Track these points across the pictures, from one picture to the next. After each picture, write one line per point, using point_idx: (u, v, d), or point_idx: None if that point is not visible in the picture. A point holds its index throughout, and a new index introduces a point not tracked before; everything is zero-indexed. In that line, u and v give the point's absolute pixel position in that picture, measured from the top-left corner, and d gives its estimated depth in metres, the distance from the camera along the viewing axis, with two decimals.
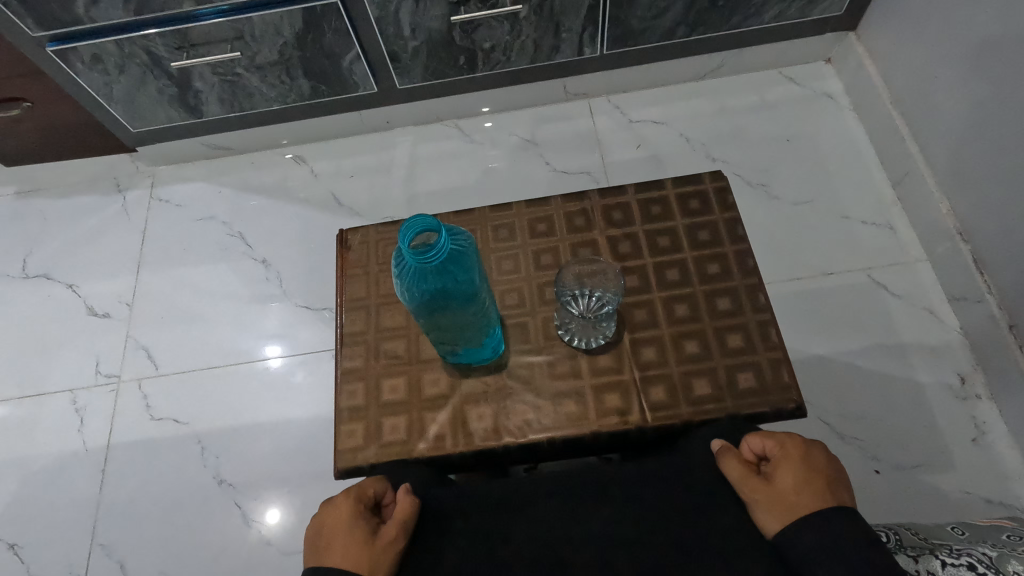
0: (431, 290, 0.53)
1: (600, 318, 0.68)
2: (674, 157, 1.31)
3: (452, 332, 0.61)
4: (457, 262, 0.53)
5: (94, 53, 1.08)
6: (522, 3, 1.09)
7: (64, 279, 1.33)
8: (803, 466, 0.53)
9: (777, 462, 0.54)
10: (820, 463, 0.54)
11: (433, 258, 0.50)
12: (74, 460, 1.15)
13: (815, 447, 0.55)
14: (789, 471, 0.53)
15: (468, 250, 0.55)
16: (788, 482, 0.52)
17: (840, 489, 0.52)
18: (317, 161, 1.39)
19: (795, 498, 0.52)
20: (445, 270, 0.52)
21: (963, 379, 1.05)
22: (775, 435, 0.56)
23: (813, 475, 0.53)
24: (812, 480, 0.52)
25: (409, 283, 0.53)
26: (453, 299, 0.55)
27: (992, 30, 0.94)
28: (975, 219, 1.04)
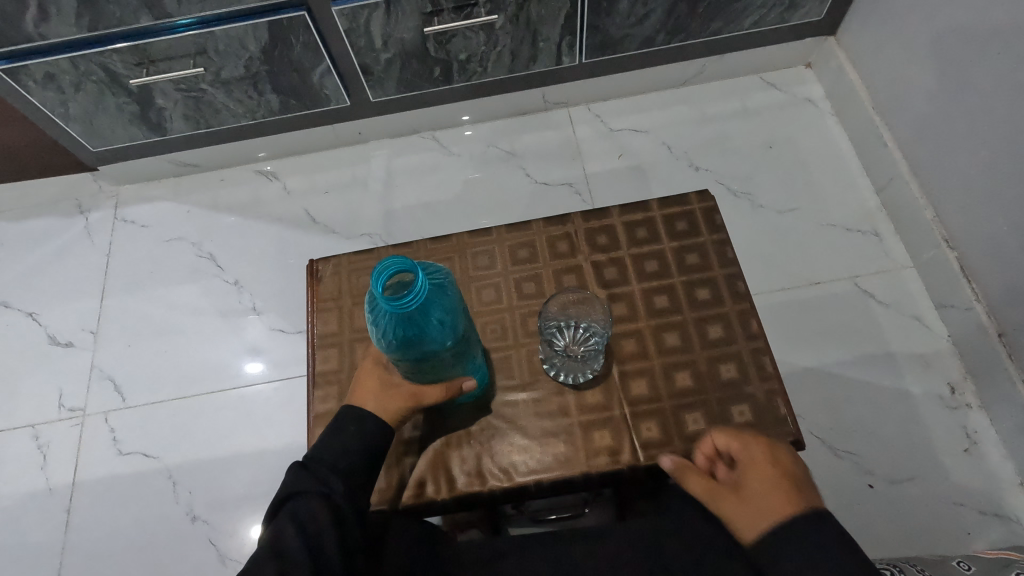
0: (410, 334, 0.49)
1: (588, 351, 0.66)
2: (656, 167, 1.28)
3: (430, 373, 0.57)
4: (435, 303, 0.50)
5: (47, 71, 1.02)
6: (497, 12, 1.06)
7: (22, 307, 1.26)
8: (768, 468, 0.51)
9: (743, 467, 0.52)
10: (785, 462, 0.51)
11: (411, 303, 0.47)
12: (37, 500, 1.09)
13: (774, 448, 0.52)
14: (754, 476, 0.50)
15: (445, 288, 0.52)
16: (746, 483, 0.50)
17: (807, 488, 0.49)
18: (289, 177, 1.34)
19: (761, 504, 0.49)
20: (425, 313, 0.49)
21: (953, 389, 1.04)
22: (741, 438, 0.54)
23: (777, 475, 0.50)
24: (778, 481, 0.49)
25: (386, 329, 0.49)
26: (433, 341, 0.51)
27: (974, 36, 0.92)
28: (960, 225, 1.03)
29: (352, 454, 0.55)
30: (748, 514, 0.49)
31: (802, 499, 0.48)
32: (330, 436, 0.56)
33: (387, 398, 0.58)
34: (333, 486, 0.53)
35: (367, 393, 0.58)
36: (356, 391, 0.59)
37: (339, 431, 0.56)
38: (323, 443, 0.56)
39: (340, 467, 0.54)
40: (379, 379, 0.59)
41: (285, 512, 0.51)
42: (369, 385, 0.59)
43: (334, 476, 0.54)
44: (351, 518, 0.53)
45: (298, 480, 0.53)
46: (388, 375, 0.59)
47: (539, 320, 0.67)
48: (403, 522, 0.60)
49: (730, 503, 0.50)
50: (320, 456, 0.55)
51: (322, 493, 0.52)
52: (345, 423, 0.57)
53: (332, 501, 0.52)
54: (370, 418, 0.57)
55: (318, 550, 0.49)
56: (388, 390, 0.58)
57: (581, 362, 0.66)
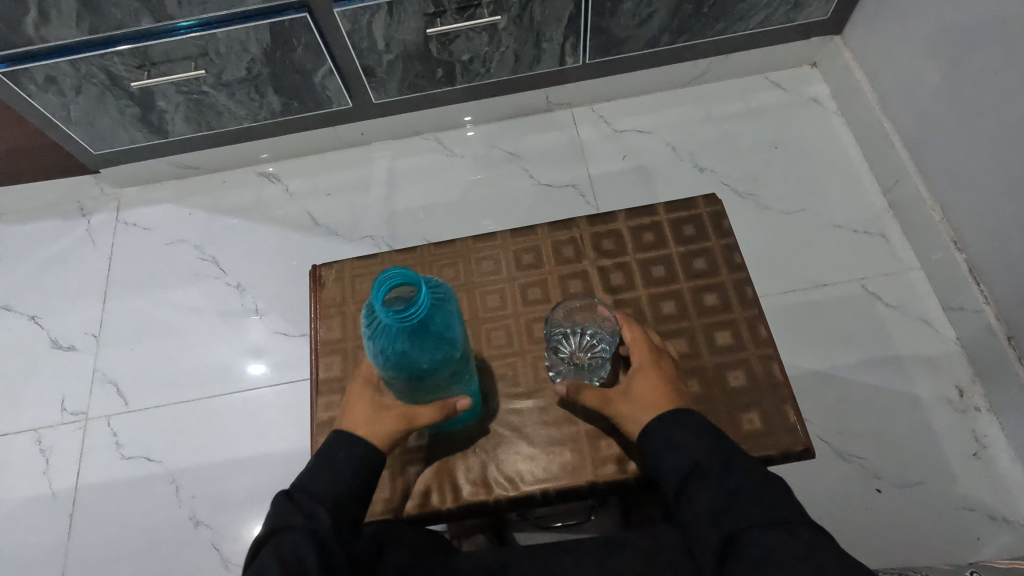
0: (410, 348, 0.49)
1: (595, 359, 0.65)
2: (661, 168, 1.27)
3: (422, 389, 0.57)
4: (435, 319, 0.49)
5: (47, 74, 1.01)
6: (501, 13, 1.05)
7: (25, 310, 1.26)
8: (655, 370, 0.59)
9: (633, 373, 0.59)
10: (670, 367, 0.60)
11: (414, 316, 0.46)
12: (40, 504, 1.09)
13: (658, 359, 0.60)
14: (646, 376, 0.58)
15: (446, 303, 0.51)
16: (641, 391, 0.57)
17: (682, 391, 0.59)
18: (292, 179, 1.34)
19: (648, 397, 0.57)
20: (426, 327, 0.48)
21: (962, 392, 1.03)
22: (637, 336, 0.61)
23: (665, 379, 0.58)
24: (662, 383, 0.58)
25: (386, 342, 0.48)
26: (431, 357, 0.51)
27: (983, 35, 0.91)
28: (968, 227, 1.02)
29: (339, 485, 0.54)
30: (634, 405, 0.57)
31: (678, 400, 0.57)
32: (317, 471, 0.55)
33: (376, 421, 0.57)
34: (318, 516, 0.51)
35: (356, 418, 0.58)
36: (346, 417, 0.59)
37: (327, 464, 0.55)
38: (310, 478, 0.54)
39: (328, 500, 0.52)
40: (368, 403, 0.58)
41: (268, 546, 0.48)
42: (359, 410, 0.58)
43: (322, 506, 0.52)
44: (338, 547, 0.49)
45: (282, 513, 0.51)
46: (379, 399, 0.58)
47: (545, 327, 0.67)
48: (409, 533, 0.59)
49: (620, 393, 0.58)
50: (306, 492, 0.53)
51: (307, 522, 0.50)
52: (332, 457, 0.55)
53: (317, 530, 0.49)
54: (357, 443, 0.56)
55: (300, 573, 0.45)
56: (378, 414, 0.57)
57: (587, 369, 0.65)
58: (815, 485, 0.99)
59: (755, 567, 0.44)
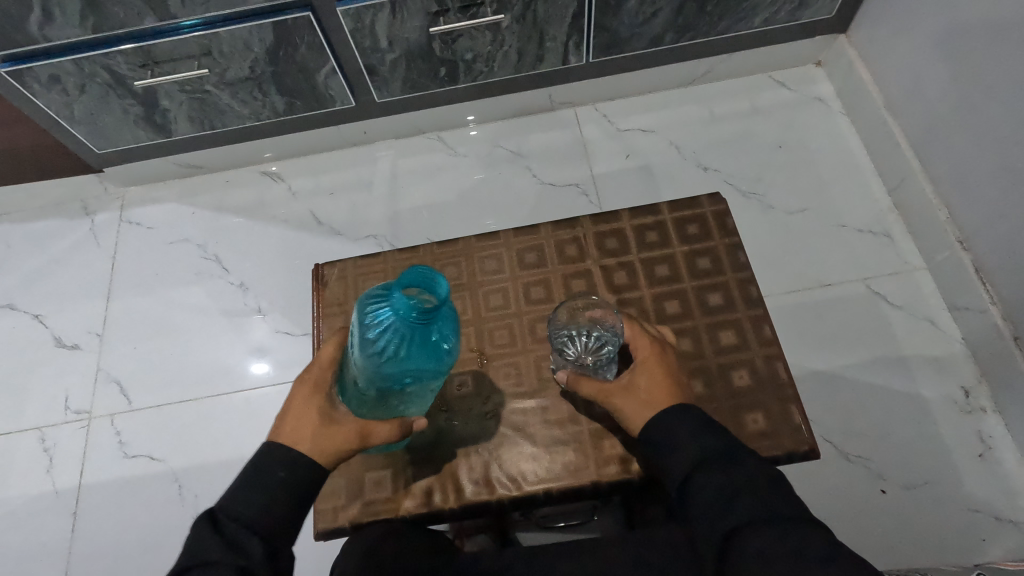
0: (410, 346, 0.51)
1: (603, 358, 0.63)
2: (664, 168, 1.27)
3: (387, 397, 0.58)
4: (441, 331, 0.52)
5: (51, 74, 1.02)
6: (504, 12, 1.05)
7: (29, 309, 1.26)
8: (659, 364, 0.58)
9: (637, 365, 0.58)
10: (675, 361, 0.59)
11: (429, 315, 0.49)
12: (44, 502, 1.09)
13: (666, 352, 0.59)
14: (650, 369, 0.58)
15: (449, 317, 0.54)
16: (643, 383, 0.57)
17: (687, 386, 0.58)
18: (294, 178, 1.34)
19: (649, 391, 0.56)
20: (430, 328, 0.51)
21: (967, 392, 1.02)
22: (640, 329, 0.61)
23: (670, 373, 0.58)
24: (667, 378, 0.57)
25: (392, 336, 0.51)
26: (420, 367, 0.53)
27: (989, 34, 0.91)
28: (974, 227, 1.02)
29: (273, 514, 0.51)
30: (637, 399, 0.56)
31: (682, 395, 0.57)
32: (248, 490, 0.51)
33: (325, 437, 0.54)
34: (248, 551, 0.49)
35: (305, 432, 0.54)
36: (290, 427, 0.55)
37: (259, 484, 0.52)
38: (240, 499, 0.51)
39: (257, 530, 0.50)
40: (319, 416, 0.55)
41: None
42: (306, 422, 0.55)
43: (252, 538, 0.50)
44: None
45: (205, 545, 0.48)
46: (330, 411, 0.56)
47: (549, 329, 0.66)
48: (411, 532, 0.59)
49: (623, 386, 0.57)
50: (234, 517, 0.50)
51: (233, 559, 0.48)
52: (267, 476, 0.52)
53: (244, 566, 0.48)
54: (301, 463, 0.53)
55: None
56: (330, 429, 0.55)
57: (596, 368, 0.63)
58: (818, 486, 0.99)
59: (758, 570, 0.44)
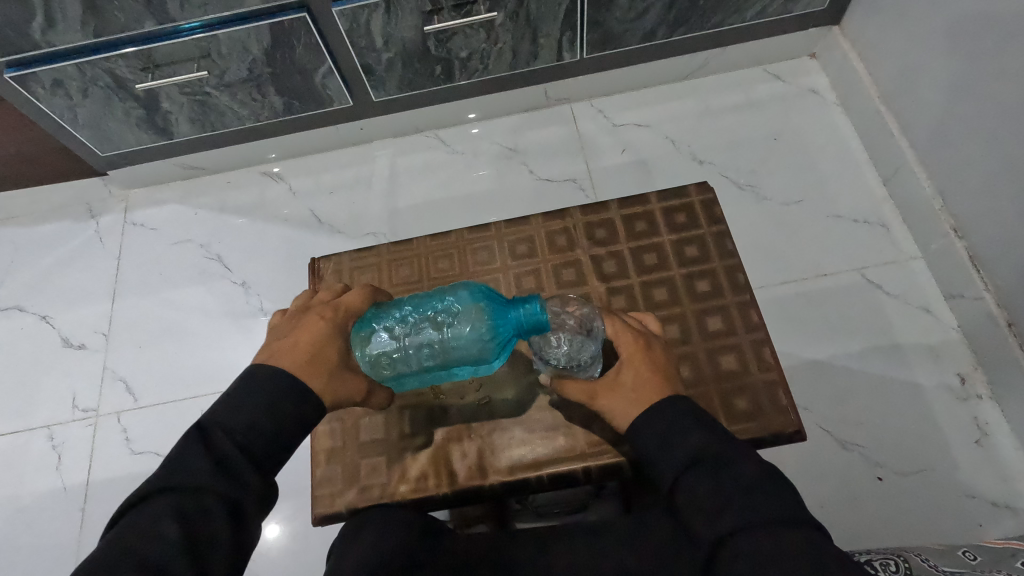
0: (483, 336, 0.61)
1: (586, 359, 0.64)
2: (659, 161, 1.28)
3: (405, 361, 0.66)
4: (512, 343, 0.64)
5: (54, 78, 1.04)
6: (497, 9, 1.06)
7: (37, 311, 1.29)
8: (645, 359, 0.59)
9: (622, 364, 0.59)
10: (660, 355, 0.60)
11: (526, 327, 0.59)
12: (53, 499, 1.12)
13: (654, 348, 0.61)
14: (635, 366, 0.59)
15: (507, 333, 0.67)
16: (629, 381, 0.58)
17: (674, 377, 0.59)
18: (295, 178, 1.36)
19: (635, 388, 0.57)
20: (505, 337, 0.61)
21: (963, 379, 1.03)
22: (627, 325, 0.62)
23: (655, 368, 0.59)
24: (652, 372, 0.58)
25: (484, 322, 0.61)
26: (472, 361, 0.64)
27: (978, 23, 0.91)
28: (968, 214, 1.02)
29: (269, 445, 0.51)
30: (624, 397, 0.57)
31: (670, 387, 0.57)
32: (246, 421, 0.51)
33: (337, 377, 0.57)
34: (239, 475, 0.49)
35: (322, 369, 0.56)
36: (307, 356, 0.56)
37: (264, 412, 0.52)
38: (235, 428, 0.51)
39: (253, 458, 0.50)
40: (339, 358, 0.58)
41: (170, 496, 0.46)
42: (323, 358, 0.57)
43: (245, 463, 0.49)
44: (251, 520, 0.49)
45: (193, 464, 0.48)
46: (344, 355, 0.59)
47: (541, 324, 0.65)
48: (405, 516, 0.62)
49: (611, 386, 0.58)
50: (229, 438, 0.50)
51: (223, 484, 0.48)
52: (270, 407, 0.52)
53: (235, 491, 0.48)
54: (314, 402, 0.54)
55: (204, 542, 0.45)
56: (343, 375, 0.58)
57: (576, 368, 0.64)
58: (815, 474, 1.00)
59: (737, 546, 0.45)
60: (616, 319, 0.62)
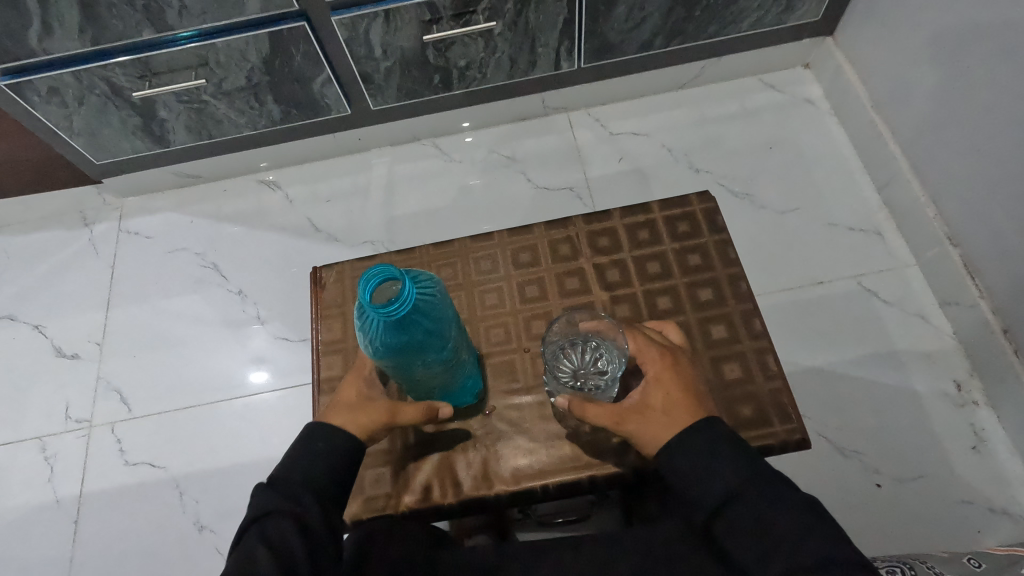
0: (397, 341, 0.50)
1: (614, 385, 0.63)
2: (657, 170, 1.29)
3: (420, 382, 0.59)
4: (422, 314, 0.50)
5: (50, 86, 1.03)
6: (496, 19, 1.07)
7: (29, 320, 1.27)
8: (674, 380, 0.58)
9: (648, 385, 0.59)
10: (688, 373, 0.59)
11: (398, 310, 0.47)
12: (45, 512, 1.10)
13: (683, 367, 0.60)
14: (663, 389, 0.58)
15: (434, 299, 0.52)
16: (659, 402, 0.57)
17: (703, 395, 0.59)
18: (292, 186, 1.35)
19: (664, 413, 0.57)
20: (409, 322, 0.49)
21: (959, 386, 1.04)
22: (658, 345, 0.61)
23: (682, 389, 0.58)
24: (681, 393, 0.58)
25: (374, 335, 0.49)
26: (421, 354, 0.52)
27: (971, 34, 0.93)
28: (962, 222, 1.03)
29: (321, 476, 0.55)
30: (653, 419, 0.57)
31: (698, 407, 0.57)
32: (311, 461, 0.56)
33: (359, 412, 0.59)
34: (306, 504, 0.52)
35: (342, 407, 0.60)
36: (329, 409, 0.61)
37: (313, 450, 0.56)
38: (299, 470, 0.55)
39: (313, 488, 0.54)
40: (360, 394, 0.60)
41: (251, 530, 0.50)
42: (346, 399, 0.60)
43: (305, 493, 0.53)
44: (322, 540, 0.51)
45: (268, 497, 0.52)
46: (367, 391, 0.61)
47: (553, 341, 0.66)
48: (411, 528, 0.61)
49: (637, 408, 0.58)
50: (292, 477, 0.54)
51: (297, 513, 0.51)
52: (315, 446, 0.57)
53: (304, 518, 0.51)
54: (340, 434, 0.58)
55: (290, 558, 0.48)
56: (363, 404, 0.60)
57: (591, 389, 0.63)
58: (815, 483, 1.00)
59: None
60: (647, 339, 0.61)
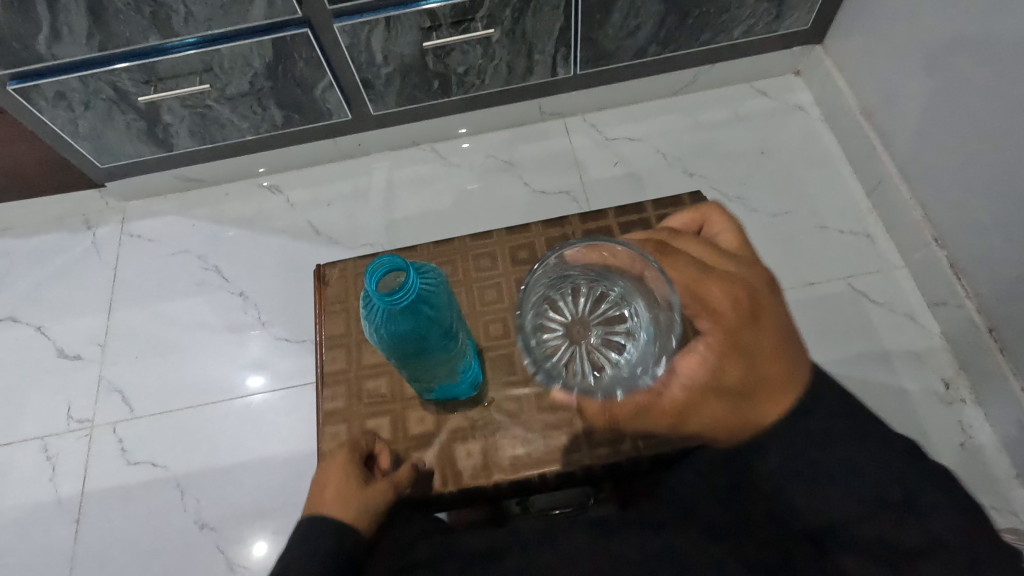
0: (401, 330, 0.52)
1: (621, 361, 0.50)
2: (652, 174, 1.31)
3: (422, 373, 0.61)
4: (424, 304, 0.52)
5: (57, 91, 1.05)
6: (493, 27, 1.10)
7: (32, 321, 1.28)
8: (752, 352, 0.49)
9: (719, 360, 0.49)
10: (769, 332, 0.49)
11: (402, 299, 0.49)
12: (47, 510, 1.11)
13: (765, 324, 0.49)
14: (740, 353, 0.49)
15: (436, 289, 0.54)
16: (733, 379, 0.49)
17: (789, 352, 0.50)
18: (293, 190, 1.37)
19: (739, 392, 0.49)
20: (413, 311, 0.51)
21: (947, 384, 1.06)
22: (736, 286, 0.50)
23: (762, 345, 0.50)
24: (764, 366, 0.49)
25: (379, 325, 0.52)
26: (424, 343, 0.55)
27: (955, 41, 0.96)
28: (948, 224, 1.06)
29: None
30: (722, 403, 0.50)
31: (792, 378, 0.49)
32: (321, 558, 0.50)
33: (363, 497, 0.57)
34: None
35: (334, 496, 0.56)
36: (317, 496, 0.57)
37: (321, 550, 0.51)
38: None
39: None
40: (356, 480, 0.58)
41: None
42: (342, 490, 0.57)
43: None
44: None
45: None
46: (360, 477, 0.59)
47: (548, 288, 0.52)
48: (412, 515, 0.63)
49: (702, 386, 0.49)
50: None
51: None
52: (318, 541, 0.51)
53: None
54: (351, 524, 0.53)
55: None
56: (364, 488, 0.58)
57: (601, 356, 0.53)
58: None
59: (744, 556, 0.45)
60: (722, 281, 0.50)
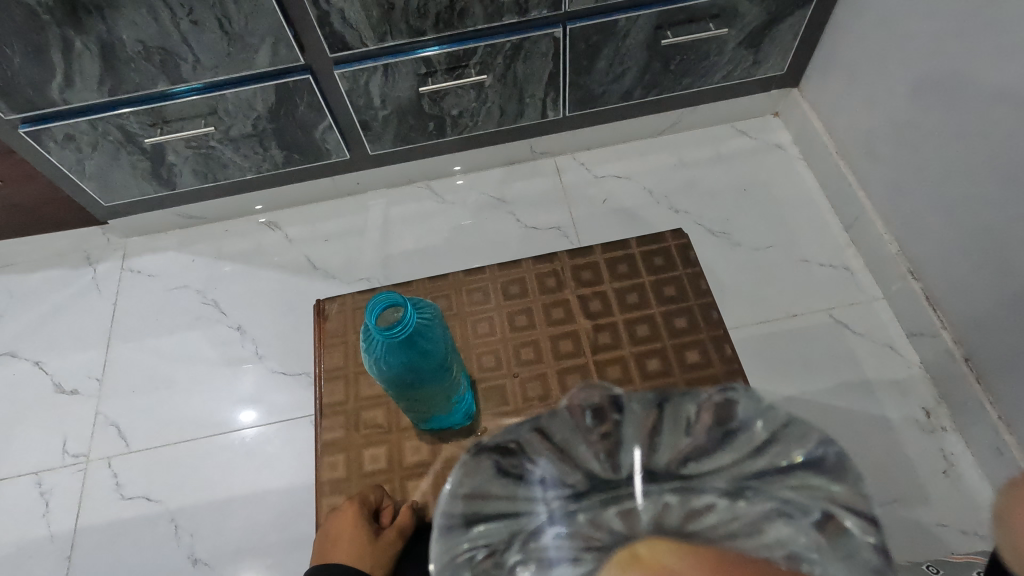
0: (398, 362, 0.55)
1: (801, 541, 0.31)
2: (639, 210, 1.36)
3: (417, 405, 0.64)
4: (422, 336, 0.56)
5: (67, 133, 1.09)
6: (486, 73, 1.16)
7: (30, 356, 1.30)
8: None
9: None
10: None
11: (400, 333, 0.53)
12: (39, 548, 1.10)
13: None
14: None
15: (432, 322, 0.58)
16: None
17: None
18: (291, 226, 1.41)
19: None
20: (412, 343, 0.55)
21: (928, 413, 1.09)
22: None
23: None
24: None
25: (378, 358, 0.55)
26: (421, 376, 0.57)
27: (922, 85, 1.02)
28: (922, 259, 1.11)
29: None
30: None
31: None
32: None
33: (374, 550, 0.64)
34: None
35: (348, 551, 0.63)
36: (328, 545, 0.64)
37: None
38: None
39: None
40: (368, 537, 0.64)
41: None
42: (354, 547, 0.64)
43: None
44: None
45: None
46: (373, 530, 0.65)
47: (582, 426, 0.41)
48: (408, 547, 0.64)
49: None
50: None
51: None
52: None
53: None
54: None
55: None
56: (374, 542, 0.64)
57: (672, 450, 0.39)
58: None
59: None
60: None
